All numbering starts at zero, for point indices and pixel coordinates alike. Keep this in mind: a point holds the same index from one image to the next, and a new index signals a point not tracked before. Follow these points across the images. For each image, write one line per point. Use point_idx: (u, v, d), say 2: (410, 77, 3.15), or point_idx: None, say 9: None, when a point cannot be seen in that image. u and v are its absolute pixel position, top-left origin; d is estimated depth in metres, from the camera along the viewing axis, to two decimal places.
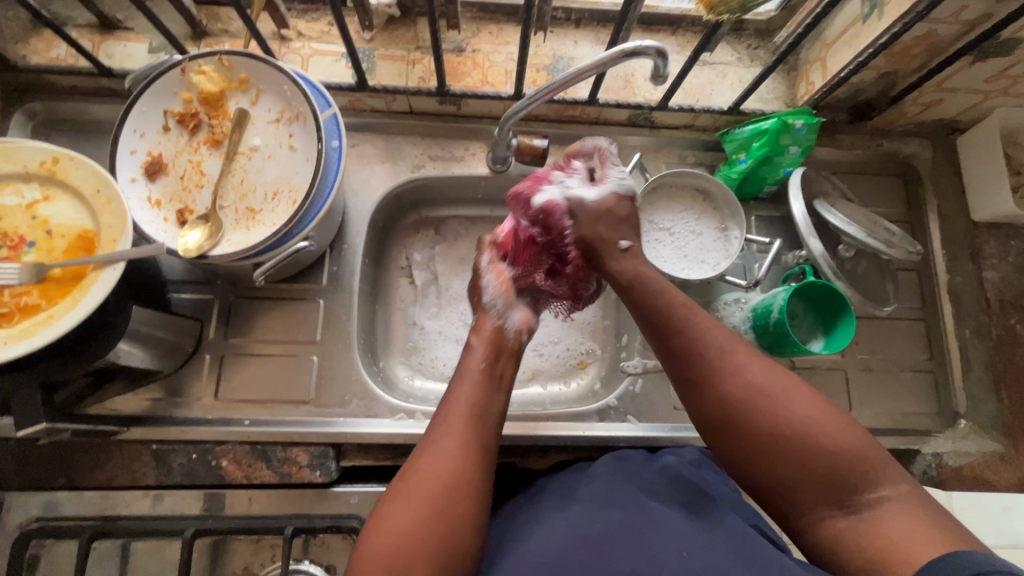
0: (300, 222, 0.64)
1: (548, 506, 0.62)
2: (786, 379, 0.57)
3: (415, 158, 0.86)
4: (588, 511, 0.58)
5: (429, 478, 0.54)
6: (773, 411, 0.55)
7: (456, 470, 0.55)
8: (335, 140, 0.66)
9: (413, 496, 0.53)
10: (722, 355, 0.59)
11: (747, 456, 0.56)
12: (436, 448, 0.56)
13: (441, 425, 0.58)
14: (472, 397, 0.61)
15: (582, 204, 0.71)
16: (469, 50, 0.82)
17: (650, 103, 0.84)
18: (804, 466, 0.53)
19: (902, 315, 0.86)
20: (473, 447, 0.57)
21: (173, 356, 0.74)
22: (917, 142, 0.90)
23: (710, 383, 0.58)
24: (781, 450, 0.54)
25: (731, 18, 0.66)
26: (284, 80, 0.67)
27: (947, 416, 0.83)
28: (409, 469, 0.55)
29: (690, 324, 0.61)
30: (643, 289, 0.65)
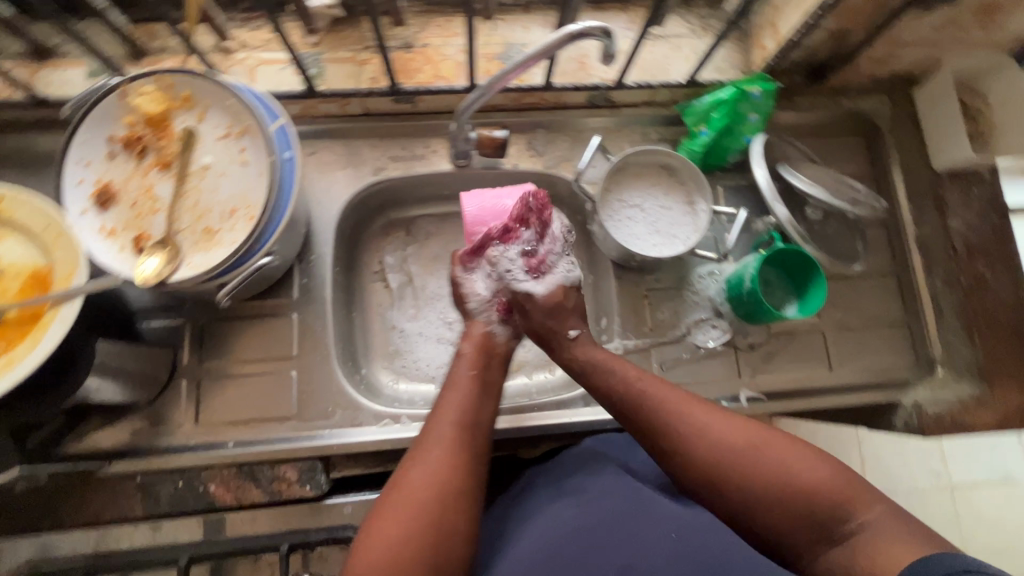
0: (260, 237, 0.63)
1: (538, 499, 0.63)
2: (749, 430, 0.60)
3: (376, 160, 0.85)
4: (581, 502, 0.59)
5: (419, 488, 0.55)
6: (743, 468, 0.58)
7: (448, 478, 0.56)
8: (287, 151, 0.65)
9: (405, 507, 0.54)
10: (688, 418, 0.61)
11: (732, 512, 0.58)
12: (425, 458, 0.57)
13: (433, 434, 0.60)
14: (464, 405, 0.62)
15: (529, 299, 0.71)
16: (418, 45, 0.80)
17: (606, 83, 0.83)
18: (785, 512, 0.56)
19: (872, 271, 0.87)
20: (465, 455, 0.58)
21: (148, 386, 0.72)
22: (876, 97, 0.90)
23: (681, 454, 0.60)
24: (758, 503, 0.57)
25: None
26: (228, 93, 0.65)
27: (924, 364, 0.84)
28: (399, 477, 0.57)
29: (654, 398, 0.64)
30: (606, 365, 0.68)
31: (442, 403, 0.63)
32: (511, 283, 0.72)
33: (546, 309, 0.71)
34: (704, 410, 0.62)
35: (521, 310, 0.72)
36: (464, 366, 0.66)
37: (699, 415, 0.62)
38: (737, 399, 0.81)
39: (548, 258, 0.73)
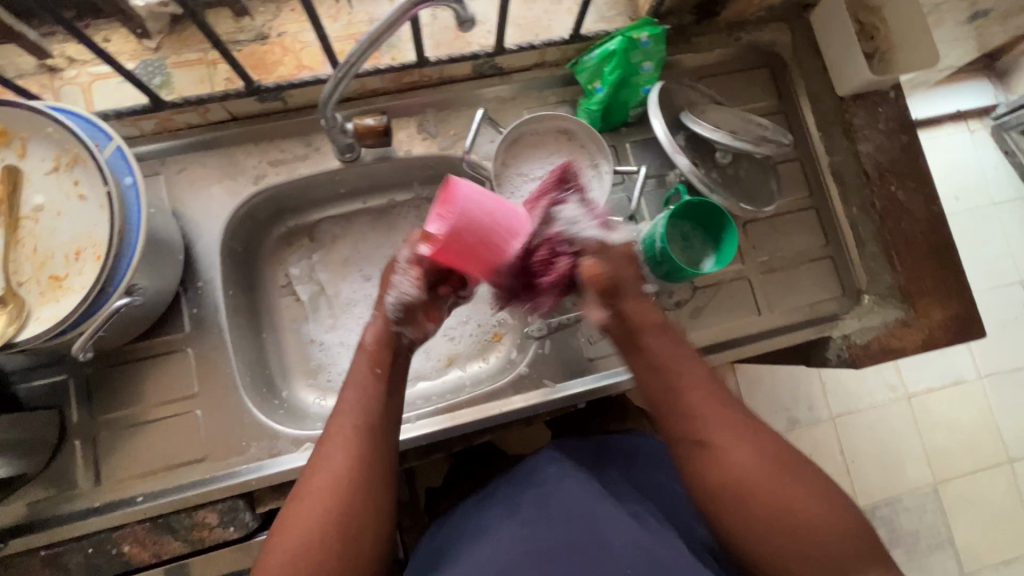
0: (112, 277, 0.57)
1: (492, 519, 0.65)
2: (787, 460, 0.54)
3: (255, 167, 0.77)
4: (537, 521, 0.61)
5: (311, 498, 0.53)
6: (762, 493, 0.52)
7: (340, 482, 0.53)
8: (128, 176, 0.58)
9: (301, 520, 0.52)
10: (734, 435, 0.54)
11: (724, 515, 0.53)
12: (322, 461, 0.54)
13: (334, 432, 0.56)
14: (365, 397, 0.58)
15: (603, 246, 0.59)
16: (274, 34, 0.72)
17: (487, 50, 0.77)
18: (778, 541, 0.51)
19: (792, 208, 0.86)
20: (359, 454, 0.55)
21: (35, 453, 0.66)
22: (773, 27, 0.86)
23: (717, 451, 0.54)
24: (760, 526, 0.52)
25: None
26: (44, 121, 0.58)
27: (852, 295, 0.84)
28: (300, 489, 0.54)
29: (694, 391, 0.56)
30: (652, 356, 0.58)
31: (345, 395, 0.59)
32: (578, 231, 0.59)
33: (620, 257, 0.60)
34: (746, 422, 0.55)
35: (599, 257, 0.59)
36: (363, 348, 0.62)
37: (749, 432, 0.55)
38: None
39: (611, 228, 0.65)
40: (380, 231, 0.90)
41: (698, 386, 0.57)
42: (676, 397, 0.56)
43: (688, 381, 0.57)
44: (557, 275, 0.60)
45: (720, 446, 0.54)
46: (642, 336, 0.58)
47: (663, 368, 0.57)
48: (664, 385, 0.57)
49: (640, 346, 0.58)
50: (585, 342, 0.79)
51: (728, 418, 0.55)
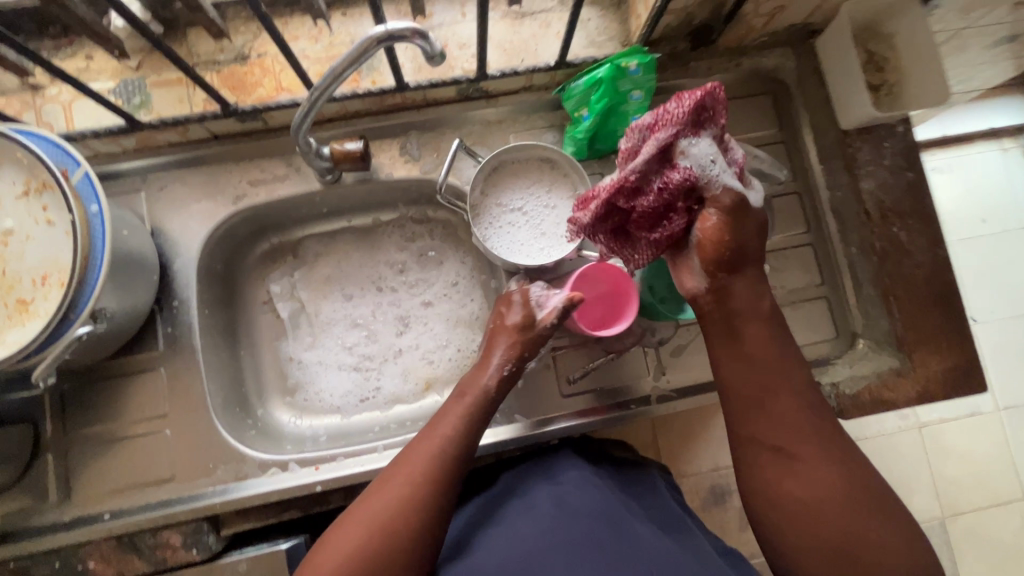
0: (75, 305, 0.57)
1: (513, 509, 0.63)
2: (862, 479, 0.55)
3: (234, 187, 0.77)
4: (561, 514, 0.59)
5: (374, 508, 0.55)
6: (827, 508, 0.53)
7: (404, 499, 0.55)
8: (94, 204, 0.58)
9: (360, 525, 0.54)
10: (806, 440, 0.56)
11: (784, 524, 0.55)
12: (395, 475, 0.57)
13: (418, 449, 0.59)
14: (460, 425, 0.61)
15: (734, 206, 0.56)
16: (254, 55, 0.71)
17: (469, 75, 0.74)
18: (833, 553, 0.52)
19: (788, 244, 0.82)
20: (426, 479, 0.57)
21: (8, 466, 0.67)
22: (777, 53, 0.82)
23: (789, 459, 0.56)
24: (818, 537, 0.53)
25: None
26: (14, 146, 0.58)
27: (845, 338, 0.81)
28: (392, 467, 0.59)
29: (774, 402, 0.58)
30: (739, 347, 0.60)
31: (443, 419, 0.62)
32: (714, 181, 0.55)
33: (745, 221, 0.58)
34: (826, 438, 0.56)
35: (728, 218, 0.57)
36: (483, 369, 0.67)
37: (828, 448, 0.56)
38: (648, 400, 0.76)
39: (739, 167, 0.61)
40: (363, 250, 0.89)
41: (778, 397, 0.58)
42: (757, 403, 0.58)
43: (773, 384, 0.59)
44: (677, 228, 0.58)
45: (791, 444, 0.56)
46: (733, 343, 0.60)
47: (744, 370, 0.60)
48: (750, 393, 0.59)
49: (728, 352, 0.60)
50: (561, 377, 0.77)
51: (810, 429, 0.57)
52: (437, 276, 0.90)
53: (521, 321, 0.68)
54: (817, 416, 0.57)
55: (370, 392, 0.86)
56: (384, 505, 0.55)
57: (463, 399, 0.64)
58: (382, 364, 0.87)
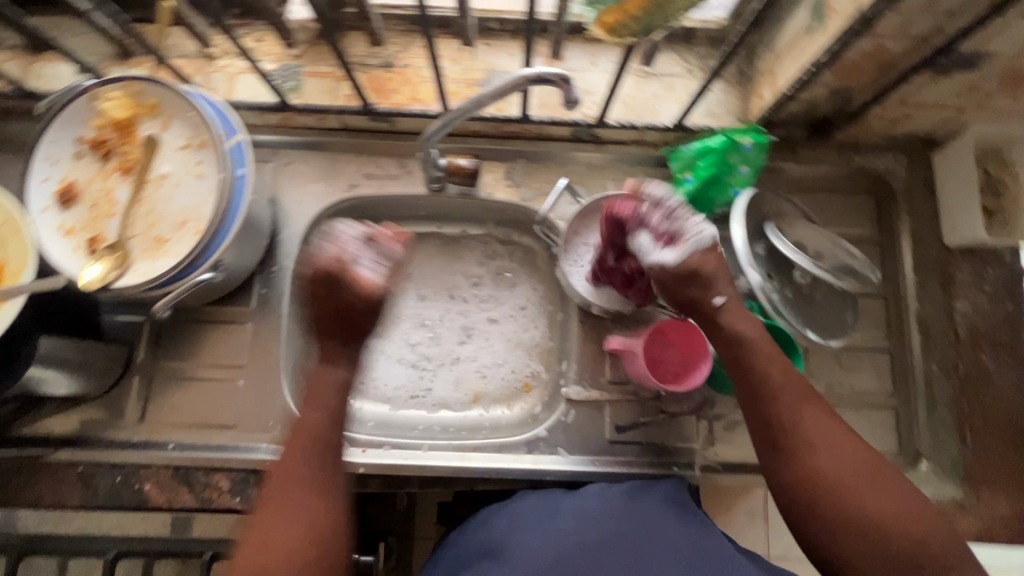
0: (204, 252, 0.64)
1: (533, 514, 0.65)
2: (870, 459, 0.55)
3: (350, 176, 0.83)
4: (583, 519, 0.62)
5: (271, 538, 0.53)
6: (847, 492, 0.53)
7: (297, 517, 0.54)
8: (241, 168, 0.65)
9: (260, 551, 0.52)
10: (811, 420, 0.56)
11: (812, 513, 0.54)
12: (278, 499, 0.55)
13: (285, 469, 0.57)
14: (327, 435, 0.59)
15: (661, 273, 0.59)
16: (399, 65, 0.78)
17: (588, 120, 0.79)
18: (865, 535, 0.52)
19: (865, 346, 0.81)
20: (308, 490, 0.55)
21: (100, 378, 0.74)
22: (889, 157, 0.83)
23: (799, 450, 0.55)
24: (847, 524, 0.52)
25: (636, 41, 0.52)
26: (189, 105, 0.66)
27: (908, 455, 0.78)
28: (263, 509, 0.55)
29: (780, 394, 0.57)
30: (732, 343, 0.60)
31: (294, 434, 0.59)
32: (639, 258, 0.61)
33: (681, 279, 0.58)
34: (828, 419, 0.56)
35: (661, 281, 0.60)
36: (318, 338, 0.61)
37: (833, 431, 0.56)
38: (691, 467, 0.77)
39: (681, 216, 0.59)
40: (446, 257, 0.94)
41: (783, 386, 0.57)
42: (760, 402, 0.58)
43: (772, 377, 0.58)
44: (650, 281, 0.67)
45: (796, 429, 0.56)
46: (734, 347, 0.60)
47: (741, 369, 0.59)
48: (752, 388, 0.58)
49: (734, 361, 0.60)
50: (609, 423, 0.78)
51: (814, 417, 0.56)
52: (508, 297, 0.93)
53: (338, 295, 0.59)
54: (809, 393, 0.58)
55: (421, 391, 0.90)
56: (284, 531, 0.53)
57: (312, 405, 0.60)
58: (438, 367, 0.91)
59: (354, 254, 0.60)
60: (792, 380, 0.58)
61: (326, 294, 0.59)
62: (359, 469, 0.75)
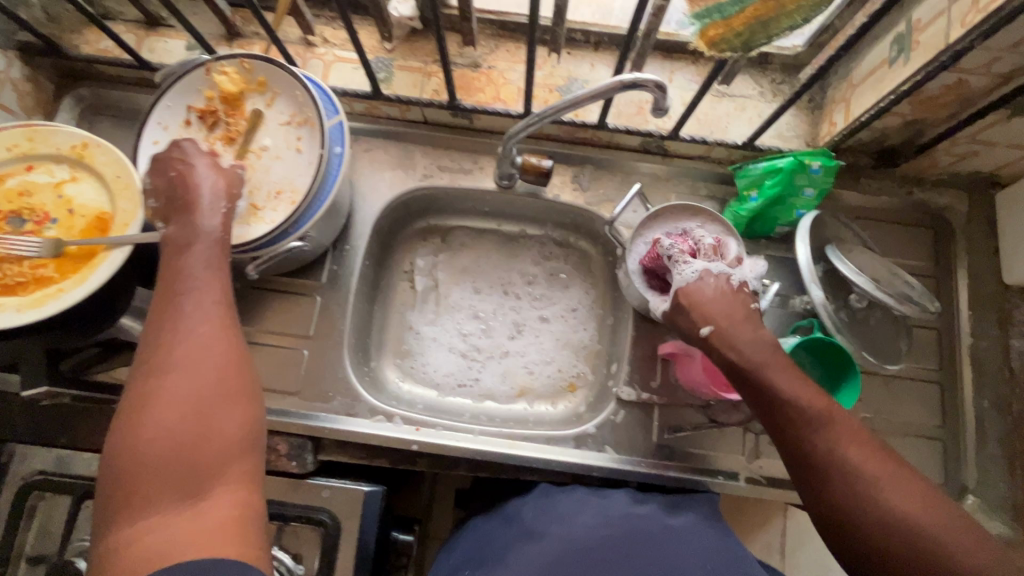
0: (297, 221, 0.68)
1: (566, 507, 0.70)
2: (883, 450, 0.57)
3: (425, 167, 0.87)
4: (606, 517, 0.67)
5: (163, 368, 0.51)
6: (869, 486, 0.54)
7: (183, 348, 0.52)
8: (338, 147, 0.69)
9: (162, 384, 0.50)
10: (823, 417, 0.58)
11: (842, 516, 0.55)
12: (163, 338, 0.52)
13: (169, 308, 0.54)
14: (204, 276, 0.56)
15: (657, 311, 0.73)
16: (485, 66, 0.83)
17: (662, 132, 0.82)
18: (894, 530, 0.53)
19: (915, 375, 0.81)
20: (195, 323, 0.53)
21: None
22: (950, 193, 0.84)
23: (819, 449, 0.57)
24: (878, 522, 0.53)
25: (734, 56, 0.57)
26: (297, 85, 0.71)
27: (954, 489, 0.78)
28: (158, 353, 0.51)
29: (799, 400, 0.59)
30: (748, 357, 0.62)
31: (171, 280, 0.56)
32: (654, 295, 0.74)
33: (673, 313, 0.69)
34: (841, 416, 0.58)
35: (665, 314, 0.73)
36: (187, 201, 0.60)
37: (850, 425, 0.57)
38: (735, 477, 0.78)
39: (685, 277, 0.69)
40: (503, 254, 0.97)
41: (799, 389, 0.59)
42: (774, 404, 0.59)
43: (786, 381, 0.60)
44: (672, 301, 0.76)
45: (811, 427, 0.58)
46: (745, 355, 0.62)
47: (747, 372, 0.62)
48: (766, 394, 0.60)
49: (746, 377, 0.61)
50: (656, 426, 0.80)
51: (833, 412, 0.58)
52: (560, 297, 0.96)
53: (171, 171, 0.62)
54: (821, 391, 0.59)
55: (469, 380, 0.92)
56: (184, 355, 0.52)
57: (188, 251, 0.57)
58: (487, 359, 0.93)
59: (187, 160, 0.62)
60: (803, 378, 0.60)
61: (167, 175, 0.62)
62: (411, 446, 0.77)
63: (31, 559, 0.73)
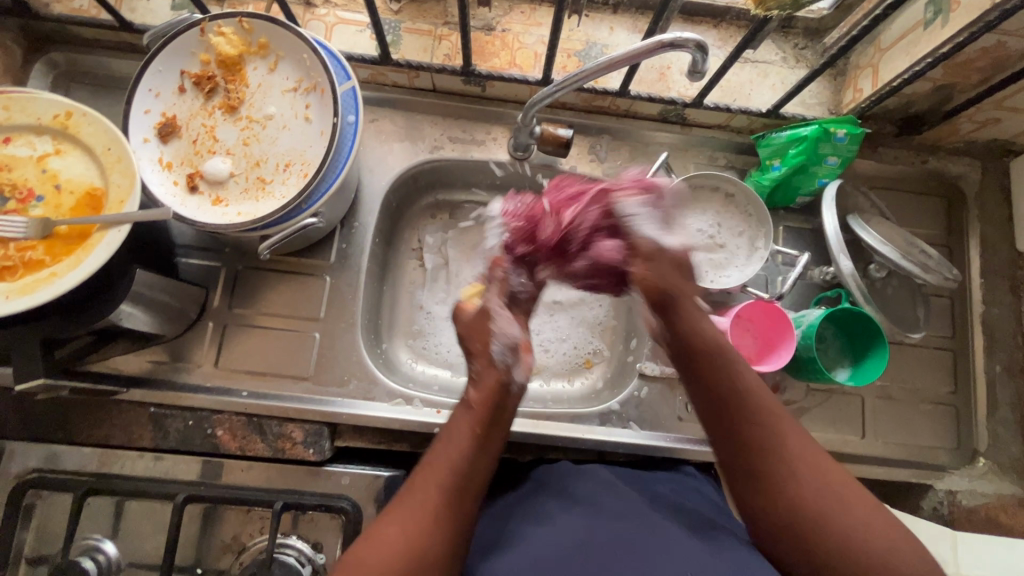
0: (310, 196, 0.63)
1: (550, 505, 0.64)
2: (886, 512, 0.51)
3: (434, 138, 0.83)
4: (590, 516, 0.61)
5: (382, 556, 0.49)
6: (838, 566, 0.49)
7: (413, 549, 0.50)
8: (352, 115, 0.64)
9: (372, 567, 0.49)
10: (775, 431, 0.54)
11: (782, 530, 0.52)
12: (404, 516, 0.52)
13: (419, 492, 0.53)
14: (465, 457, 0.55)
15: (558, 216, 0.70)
16: (499, 28, 0.80)
17: (684, 98, 0.79)
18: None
19: (929, 343, 0.82)
20: (434, 527, 0.51)
21: (176, 322, 0.73)
22: (965, 161, 0.84)
23: (779, 502, 0.52)
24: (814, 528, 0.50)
25: (781, 15, 0.62)
26: (303, 48, 0.66)
27: (966, 453, 0.80)
28: (388, 518, 0.52)
29: (751, 419, 0.55)
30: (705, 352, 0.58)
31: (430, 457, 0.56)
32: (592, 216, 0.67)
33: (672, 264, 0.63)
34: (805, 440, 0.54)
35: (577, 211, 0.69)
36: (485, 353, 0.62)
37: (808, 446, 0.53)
38: None
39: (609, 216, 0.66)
40: None
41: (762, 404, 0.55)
42: (733, 409, 0.56)
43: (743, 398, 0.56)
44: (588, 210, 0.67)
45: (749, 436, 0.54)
46: (704, 352, 0.58)
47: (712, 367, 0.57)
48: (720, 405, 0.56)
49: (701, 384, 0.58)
50: (680, 401, 0.79)
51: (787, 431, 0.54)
52: None
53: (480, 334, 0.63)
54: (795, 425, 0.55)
55: None
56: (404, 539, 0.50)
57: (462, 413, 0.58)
58: None
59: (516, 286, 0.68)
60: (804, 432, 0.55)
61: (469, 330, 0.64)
62: (433, 429, 0.75)
63: (32, 560, 0.69)
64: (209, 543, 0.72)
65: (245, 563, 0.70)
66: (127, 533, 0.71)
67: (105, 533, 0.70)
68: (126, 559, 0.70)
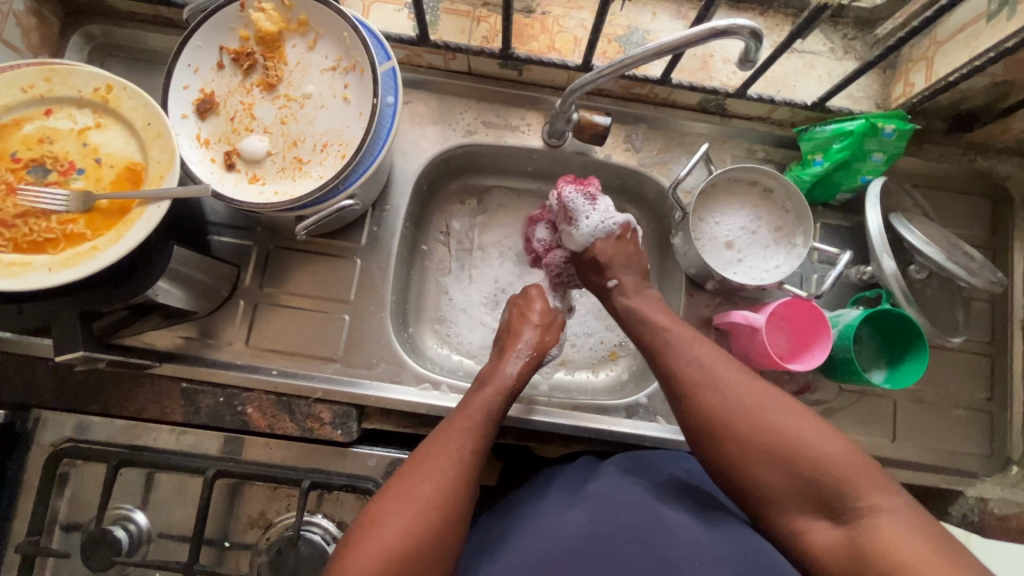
0: (347, 177, 0.62)
1: (556, 500, 0.64)
2: (822, 429, 0.57)
3: (468, 122, 0.82)
4: (596, 508, 0.60)
5: (400, 503, 0.55)
6: (790, 495, 0.56)
7: (448, 484, 0.57)
8: (391, 96, 0.63)
9: (400, 502, 0.55)
10: (737, 398, 0.60)
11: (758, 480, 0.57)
12: (429, 464, 0.58)
13: (438, 443, 0.60)
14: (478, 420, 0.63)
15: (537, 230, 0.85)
16: (539, 11, 0.78)
17: (726, 88, 0.77)
18: (813, 514, 0.55)
19: (965, 347, 0.80)
20: (456, 483, 0.57)
21: (209, 299, 0.73)
22: (1015, 161, 0.81)
23: (749, 462, 0.57)
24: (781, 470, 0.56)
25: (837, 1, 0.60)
26: (344, 26, 0.65)
27: (998, 461, 0.79)
28: (409, 469, 0.58)
29: (709, 392, 0.61)
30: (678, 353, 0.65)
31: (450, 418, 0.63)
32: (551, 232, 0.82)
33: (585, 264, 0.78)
34: (772, 399, 0.59)
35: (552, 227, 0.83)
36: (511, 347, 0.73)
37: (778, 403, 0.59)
38: None
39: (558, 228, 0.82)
40: None
41: (724, 378, 0.61)
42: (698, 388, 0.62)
43: (709, 381, 0.62)
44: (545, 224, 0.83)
45: (718, 404, 0.60)
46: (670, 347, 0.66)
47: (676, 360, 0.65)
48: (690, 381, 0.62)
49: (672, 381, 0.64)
50: None
51: (741, 391, 0.60)
52: None
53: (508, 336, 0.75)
54: (753, 382, 0.61)
55: None
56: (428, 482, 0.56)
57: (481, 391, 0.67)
58: None
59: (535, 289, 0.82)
60: (747, 386, 0.61)
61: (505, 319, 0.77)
62: None
63: (66, 526, 0.71)
64: (236, 517, 0.73)
65: (270, 538, 0.71)
66: (156, 505, 0.72)
67: (135, 503, 0.72)
68: (156, 529, 0.71)
